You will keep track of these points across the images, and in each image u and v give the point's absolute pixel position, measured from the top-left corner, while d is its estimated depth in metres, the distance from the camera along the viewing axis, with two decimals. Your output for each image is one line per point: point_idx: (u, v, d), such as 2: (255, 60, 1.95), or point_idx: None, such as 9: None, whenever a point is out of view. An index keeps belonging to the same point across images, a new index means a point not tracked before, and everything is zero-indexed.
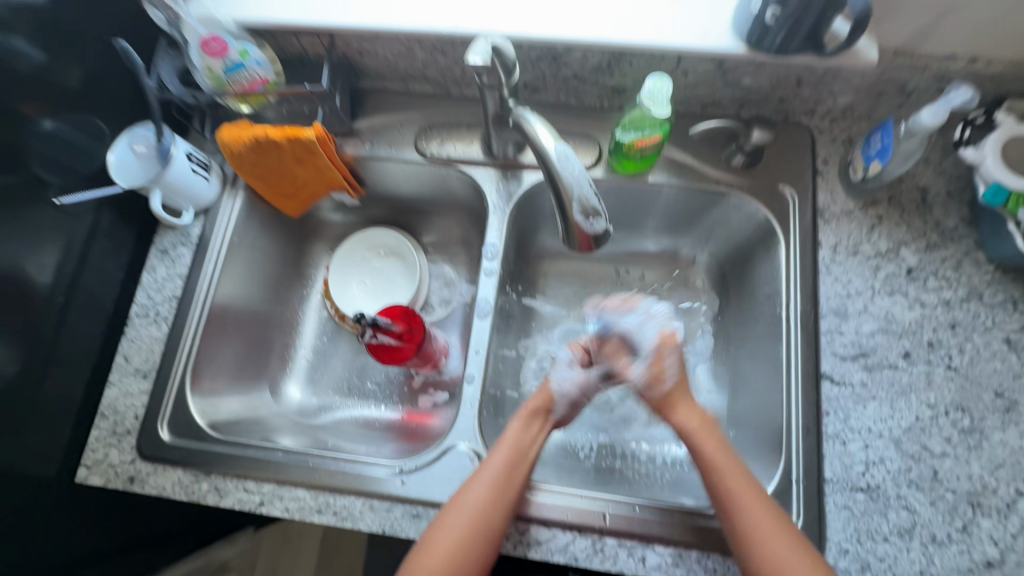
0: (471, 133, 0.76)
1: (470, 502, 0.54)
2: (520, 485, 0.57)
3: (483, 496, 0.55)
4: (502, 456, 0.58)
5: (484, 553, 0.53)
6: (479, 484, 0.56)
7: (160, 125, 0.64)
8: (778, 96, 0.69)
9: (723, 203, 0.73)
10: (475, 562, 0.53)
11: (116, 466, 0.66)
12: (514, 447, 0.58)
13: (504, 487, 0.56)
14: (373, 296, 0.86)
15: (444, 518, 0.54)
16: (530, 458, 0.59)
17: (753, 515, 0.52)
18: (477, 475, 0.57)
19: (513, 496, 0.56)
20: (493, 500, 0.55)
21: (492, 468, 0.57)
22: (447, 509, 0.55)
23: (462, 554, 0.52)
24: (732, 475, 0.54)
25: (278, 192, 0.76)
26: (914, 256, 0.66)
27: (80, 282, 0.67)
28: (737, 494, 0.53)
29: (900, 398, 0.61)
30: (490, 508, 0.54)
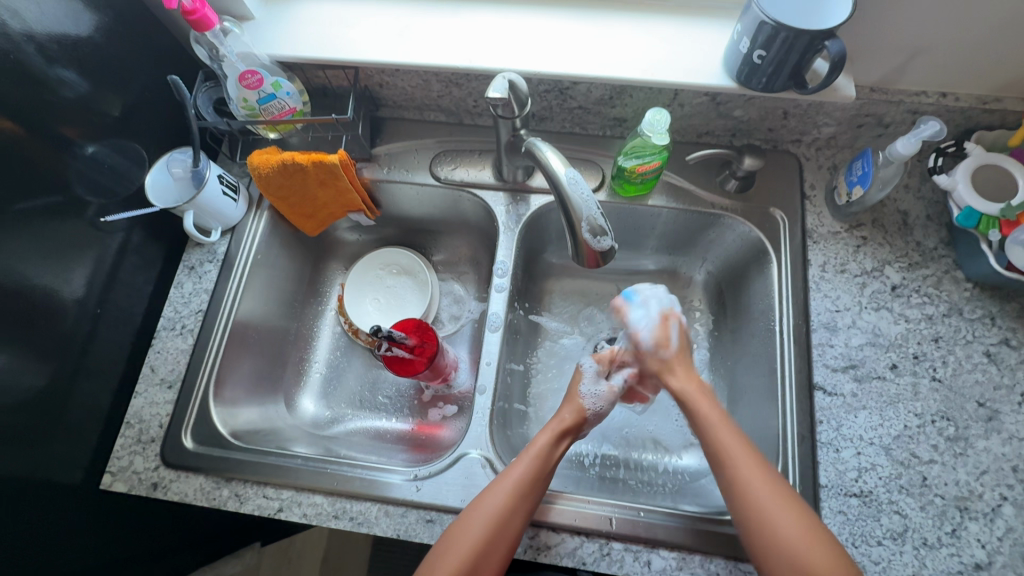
0: (482, 158, 0.81)
1: (493, 509, 0.57)
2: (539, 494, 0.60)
3: (505, 503, 0.57)
4: (527, 462, 0.60)
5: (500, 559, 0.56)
6: (502, 489, 0.58)
7: (197, 150, 0.69)
8: (766, 126, 0.75)
9: (718, 224, 0.78)
10: (492, 566, 0.55)
11: (140, 473, 0.68)
12: (540, 458, 0.61)
13: (525, 495, 0.58)
14: (386, 312, 0.90)
15: (466, 522, 0.57)
16: (552, 466, 0.62)
17: (778, 506, 0.52)
18: (500, 481, 0.59)
19: (532, 504, 0.59)
20: (514, 506, 0.58)
21: (516, 476, 0.59)
22: (468, 512, 0.58)
23: (478, 557, 0.55)
24: (751, 465, 0.55)
25: (300, 212, 0.81)
26: (897, 274, 0.70)
27: (112, 296, 0.71)
28: (757, 483, 0.54)
29: (889, 407, 0.65)
30: (509, 515, 0.57)
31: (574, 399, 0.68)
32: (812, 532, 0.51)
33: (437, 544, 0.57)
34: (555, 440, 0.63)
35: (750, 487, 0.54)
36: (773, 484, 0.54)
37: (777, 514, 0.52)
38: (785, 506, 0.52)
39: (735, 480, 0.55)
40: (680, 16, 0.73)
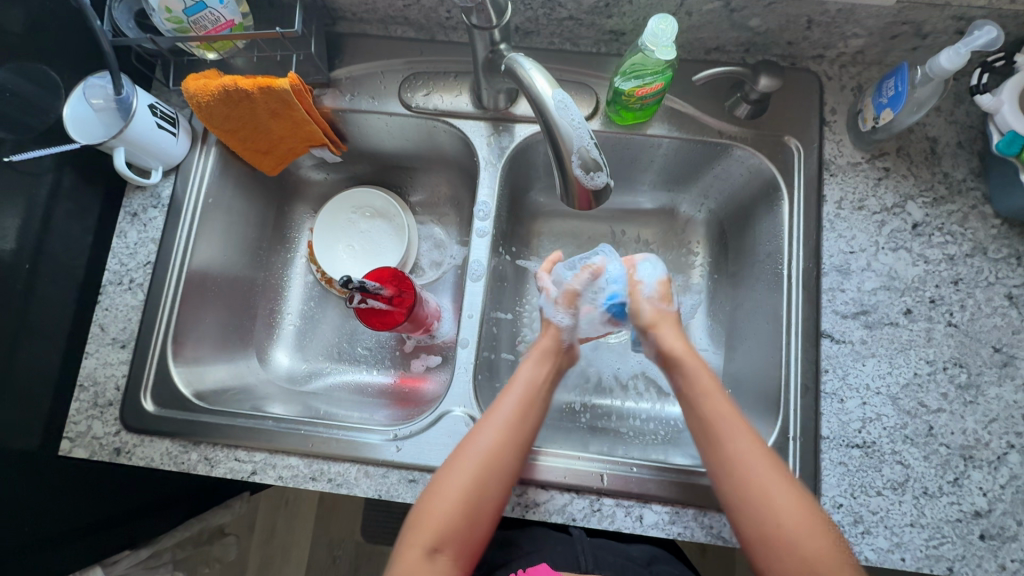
0: (458, 82, 0.71)
1: (487, 442, 0.55)
2: (531, 427, 0.58)
3: (499, 436, 0.56)
4: (515, 397, 0.59)
5: (499, 494, 0.54)
6: (494, 422, 0.57)
7: (117, 75, 0.58)
8: (786, 38, 0.65)
9: (725, 156, 0.70)
10: (492, 500, 0.54)
11: (100, 438, 0.64)
12: (525, 388, 0.60)
13: (516, 429, 0.57)
14: (361, 259, 0.83)
15: (461, 454, 0.55)
16: (543, 398, 0.60)
17: (772, 489, 0.51)
18: (492, 415, 0.57)
19: (527, 437, 0.57)
20: (509, 439, 0.56)
21: (505, 410, 0.58)
22: (458, 450, 0.56)
23: (474, 493, 0.53)
24: (747, 444, 0.53)
25: (254, 148, 0.72)
26: (920, 210, 0.64)
27: (46, 248, 0.63)
28: (752, 461, 0.52)
29: (899, 355, 0.61)
30: (504, 448, 0.55)
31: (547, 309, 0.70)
32: (807, 516, 0.50)
33: (434, 477, 0.55)
34: (539, 372, 0.62)
35: (744, 467, 0.52)
36: (766, 462, 0.52)
37: (773, 496, 0.51)
38: (780, 484, 0.51)
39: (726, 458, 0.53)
40: None
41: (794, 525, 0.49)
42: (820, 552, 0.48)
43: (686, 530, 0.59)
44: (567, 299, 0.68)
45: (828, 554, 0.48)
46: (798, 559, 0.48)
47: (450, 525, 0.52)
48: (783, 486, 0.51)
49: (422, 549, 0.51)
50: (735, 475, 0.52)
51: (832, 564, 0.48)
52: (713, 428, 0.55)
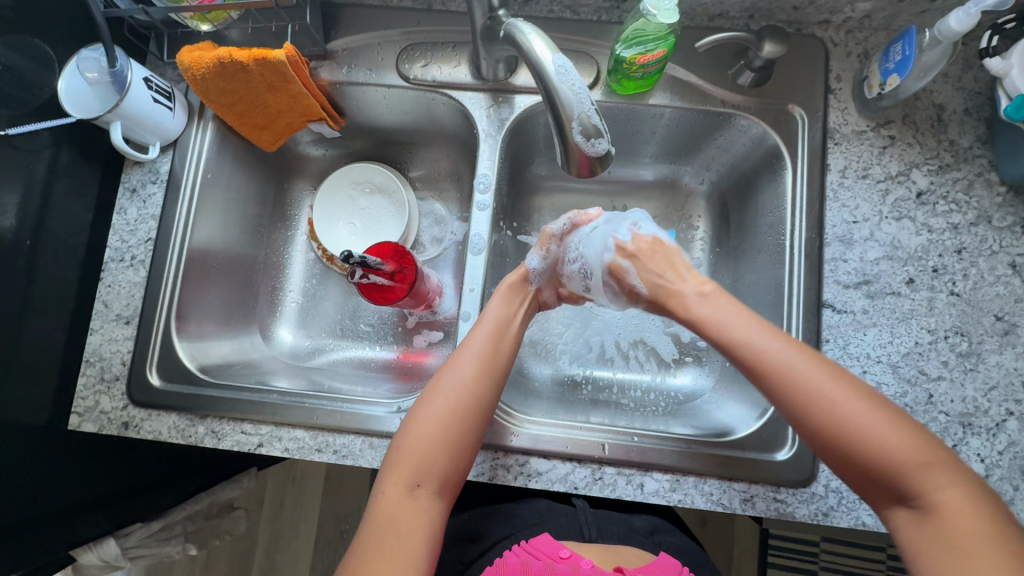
0: (457, 52, 0.69)
1: (461, 377, 0.55)
2: (504, 362, 0.57)
3: (472, 368, 0.55)
4: (485, 330, 0.58)
5: (478, 426, 0.54)
6: (466, 358, 0.56)
7: (111, 47, 0.57)
8: (791, 3, 0.64)
9: (728, 126, 0.69)
10: (469, 433, 0.53)
11: (109, 412, 0.65)
12: (495, 324, 0.59)
13: (488, 363, 0.56)
14: (361, 236, 0.83)
15: (433, 391, 0.54)
16: (515, 331, 0.60)
17: (838, 401, 0.46)
18: (462, 350, 0.57)
19: (499, 372, 0.57)
20: (482, 373, 0.55)
21: (476, 345, 0.57)
22: (431, 387, 0.55)
23: (449, 428, 0.52)
24: (798, 358, 0.48)
25: (251, 123, 0.71)
26: (924, 178, 0.63)
27: (47, 225, 0.63)
28: (806, 373, 0.47)
29: (900, 324, 0.61)
30: (476, 382, 0.55)
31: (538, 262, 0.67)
32: (883, 418, 0.45)
33: (408, 414, 0.55)
34: (510, 308, 0.61)
35: (802, 382, 0.47)
36: (823, 370, 0.47)
37: (838, 405, 0.45)
38: (845, 390, 0.46)
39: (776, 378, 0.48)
40: None
41: (872, 430, 0.44)
42: (907, 452, 0.44)
43: (687, 497, 0.60)
44: (545, 241, 0.66)
45: (917, 451, 0.44)
46: (880, 464, 0.44)
47: (429, 458, 0.51)
48: (851, 393, 0.46)
49: (403, 486, 0.50)
50: (791, 391, 0.47)
51: (921, 460, 0.43)
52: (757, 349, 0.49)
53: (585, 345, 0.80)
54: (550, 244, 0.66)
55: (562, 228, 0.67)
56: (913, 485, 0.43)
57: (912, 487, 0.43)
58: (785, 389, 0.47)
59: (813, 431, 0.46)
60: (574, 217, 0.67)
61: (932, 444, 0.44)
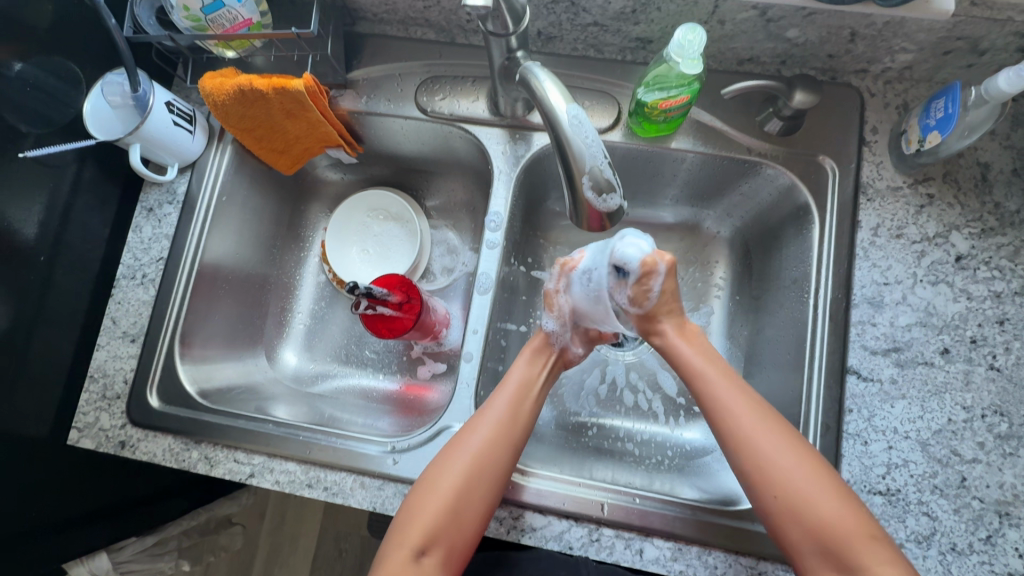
0: (477, 87, 0.68)
1: (478, 439, 0.53)
2: (524, 427, 0.56)
3: (494, 432, 0.54)
4: (507, 396, 0.57)
5: (495, 493, 0.52)
6: (485, 421, 0.55)
7: (134, 72, 0.58)
8: (826, 51, 0.60)
9: (754, 174, 0.66)
10: (486, 498, 0.52)
11: (107, 430, 0.64)
12: (519, 386, 0.58)
13: (509, 429, 0.55)
14: (372, 263, 0.82)
15: (451, 454, 0.53)
16: (537, 397, 0.58)
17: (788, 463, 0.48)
18: (485, 411, 0.56)
19: (519, 439, 0.55)
20: (500, 439, 0.54)
21: (497, 407, 0.56)
22: (449, 451, 0.54)
23: (462, 499, 0.51)
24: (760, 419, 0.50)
25: (269, 148, 0.71)
26: (965, 242, 0.59)
27: (64, 240, 0.64)
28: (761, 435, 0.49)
29: (932, 398, 0.56)
30: (494, 447, 0.53)
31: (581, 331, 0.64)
32: (823, 484, 0.47)
33: (421, 479, 0.53)
34: (534, 373, 0.60)
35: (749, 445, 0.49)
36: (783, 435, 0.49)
37: (783, 465, 0.48)
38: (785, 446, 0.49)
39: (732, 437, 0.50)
40: None
41: (809, 493, 0.47)
42: (846, 523, 0.46)
43: (689, 569, 0.56)
44: (550, 303, 0.61)
45: (853, 519, 0.46)
46: (820, 524, 0.46)
47: (438, 525, 0.50)
48: (802, 462, 0.48)
49: (409, 551, 0.49)
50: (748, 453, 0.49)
51: (858, 528, 0.45)
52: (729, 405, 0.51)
53: (592, 388, 0.78)
54: (557, 302, 0.61)
55: (558, 285, 0.62)
56: (849, 552, 0.45)
57: (845, 553, 0.45)
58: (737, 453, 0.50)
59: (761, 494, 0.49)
60: (562, 266, 0.61)
61: (866, 517, 0.46)
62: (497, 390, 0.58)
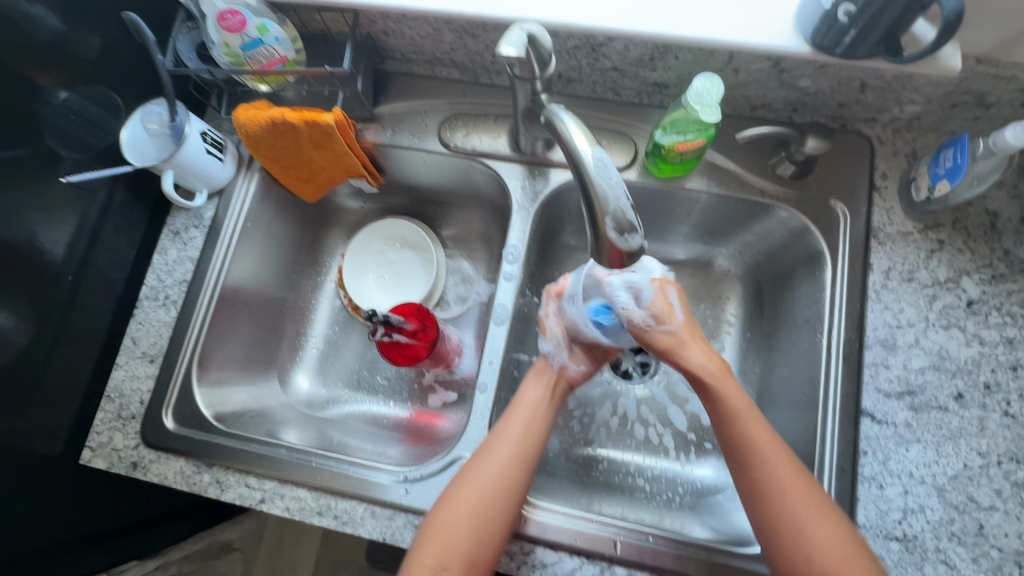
0: (498, 125, 0.71)
1: (495, 457, 0.54)
2: (538, 447, 0.57)
3: (508, 454, 0.55)
4: (521, 417, 0.58)
5: (508, 512, 0.52)
6: (501, 441, 0.56)
7: (173, 103, 0.61)
8: (837, 100, 0.63)
9: (766, 215, 0.67)
10: (502, 520, 0.52)
11: (120, 451, 0.65)
12: (531, 406, 0.60)
13: (525, 448, 0.56)
14: (387, 289, 0.83)
15: (468, 473, 0.54)
16: (547, 416, 0.60)
17: (822, 531, 0.49)
18: (498, 433, 0.57)
19: (534, 457, 0.56)
20: (516, 458, 0.55)
21: (513, 426, 0.58)
22: (465, 471, 0.55)
23: (481, 518, 0.51)
24: (798, 483, 0.51)
25: (295, 176, 0.73)
26: (976, 287, 0.60)
27: (90, 260, 0.66)
28: (789, 492, 0.50)
29: (947, 443, 0.56)
30: (511, 466, 0.54)
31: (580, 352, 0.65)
32: (847, 549, 0.48)
33: (438, 500, 0.54)
34: (545, 394, 0.62)
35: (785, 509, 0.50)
36: (812, 495, 0.50)
37: (808, 526, 0.49)
38: (821, 516, 0.49)
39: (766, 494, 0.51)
40: None
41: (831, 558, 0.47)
42: None
43: None
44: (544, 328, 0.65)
45: None
46: None
47: (457, 544, 0.50)
48: (829, 524, 0.49)
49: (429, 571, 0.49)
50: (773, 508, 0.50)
51: None
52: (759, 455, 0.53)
53: (602, 422, 0.78)
54: (549, 326, 0.65)
55: (553, 310, 0.66)
56: None
57: None
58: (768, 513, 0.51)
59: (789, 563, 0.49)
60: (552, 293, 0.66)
61: None
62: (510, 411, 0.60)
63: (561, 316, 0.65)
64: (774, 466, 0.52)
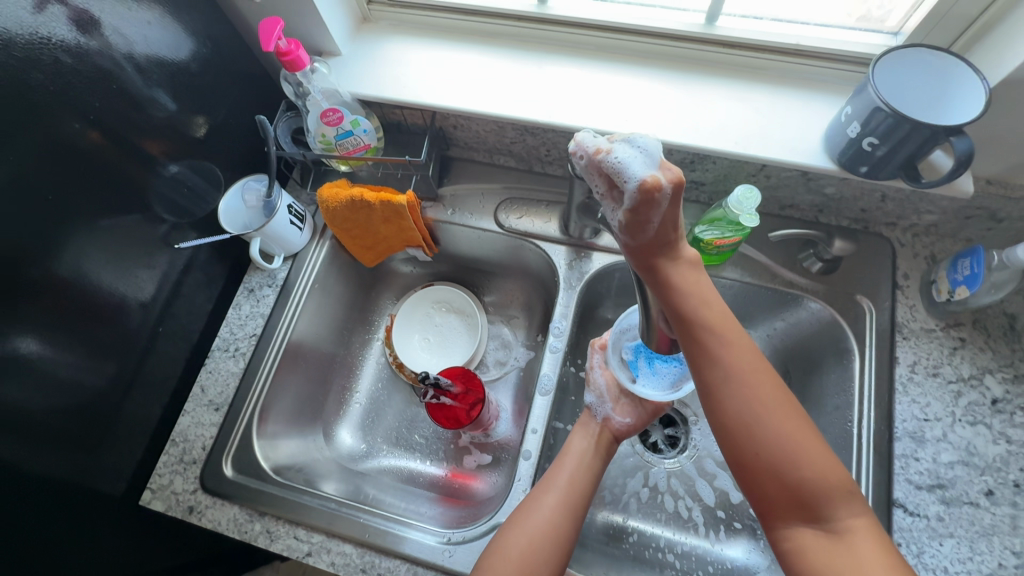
0: (548, 209, 0.79)
1: (545, 507, 0.58)
2: (585, 496, 0.60)
3: (558, 504, 0.58)
4: (568, 466, 0.62)
5: (557, 559, 0.55)
6: (551, 489, 0.60)
7: (271, 182, 0.70)
8: (859, 205, 0.69)
9: (794, 304, 0.72)
10: (549, 567, 0.54)
11: (179, 494, 0.69)
12: (578, 455, 0.64)
13: (572, 495, 0.60)
14: (431, 350, 0.89)
15: (519, 520, 0.57)
16: (594, 465, 0.64)
17: (795, 434, 0.45)
18: (546, 485, 0.61)
19: (581, 505, 0.59)
20: (565, 506, 0.58)
21: (562, 476, 0.61)
22: (515, 517, 0.58)
23: (531, 564, 0.54)
24: (769, 398, 0.45)
25: (361, 245, 0.81)
26: (999, 385, 0.63)
27: (173, 311, 0.72)
28: (768, 449, 0.44)
29: (980, 540, 0.57)
30: (560, 513, 0.57)
31: (622, 401, 0.69)
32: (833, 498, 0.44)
33: (488, 547, 0.57)
34: (591, 445, 0.66)
35: (755, 428, 0.44)
36: (793, 434, 0.44)
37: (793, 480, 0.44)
38: (807, 469, 0.44)
39: (731, 419, 0.45)
40: (780, 79, 0.67)
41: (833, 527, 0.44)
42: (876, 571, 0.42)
43: None
44: (588, 378, 0.71)
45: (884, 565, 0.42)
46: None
47: None
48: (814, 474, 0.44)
49: None
50: (752, 465, 0.45)
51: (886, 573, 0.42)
52: (740, 403, 0.45)
53: (633, 493, 0.79)
54: (594, 378, 0.71)
55: (599, 362, 0.71)
56: None
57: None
58: (735, 425, 0.45)
59: (761, 503, 0.46)
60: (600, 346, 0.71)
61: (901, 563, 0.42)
62: (558, 460, 0.64)
63: (606, 370, 0.71)
64: (743, 385, 0.45)
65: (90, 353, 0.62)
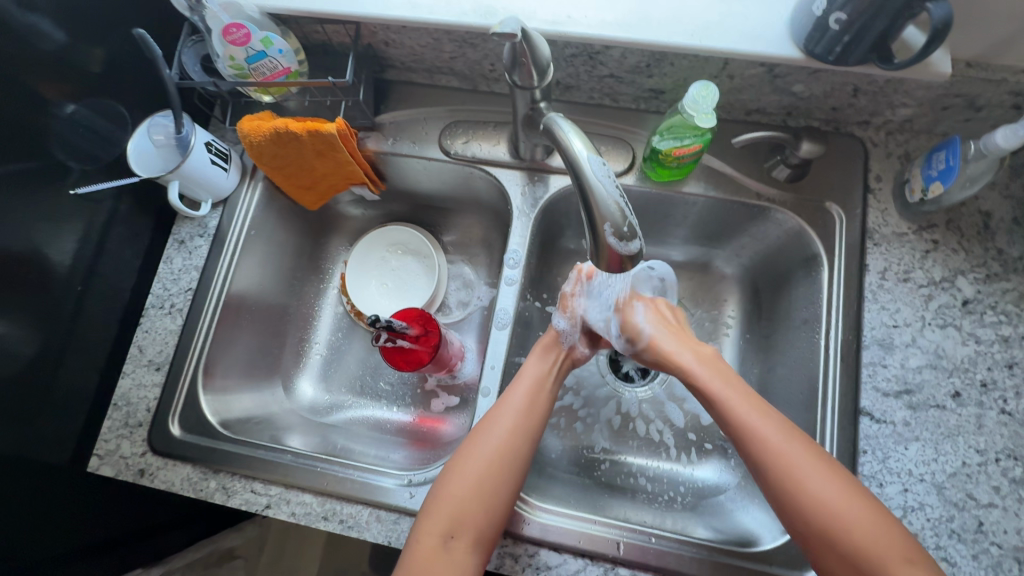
0: (497, 131, 0.72)
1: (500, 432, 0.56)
2: (540, 416, 0.59)
3: (506, 431, 0.56)
4: (523, 389, 0.60)
5: (514, 481, 0.55)
6: (505, 412, 0.58)
7: (179, 115, 0.62)
8: (830, 104, 0.64)
9: (763, 217, 0.68)
10: (505, 492, 0.54)
11: (128, 458, 0.65)
12: (533, 379, 0.61)
13: (527, 417, 0.58)
14: (390, 296, 0.85)
15: (473, 446, 0.56)
16: (548, 388, 0.62)
17: (808, 456, 0.51)
18: (500, 407, 0.59)
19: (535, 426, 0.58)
20: (519, 432, 0.57)
21: (516, 401, 0.59)
22: (468, 444, 0.56)
23: (490, 490, 0.53)
24: (788, 434, 0.52)
25: (297, 184, 0.75)
26: (971, 286, 0.61)
27: (98, 270, 0.67)
28: (790, 462, 0.51)
29: (945, 441, 0.57)
30: (513, 437, 0.56)
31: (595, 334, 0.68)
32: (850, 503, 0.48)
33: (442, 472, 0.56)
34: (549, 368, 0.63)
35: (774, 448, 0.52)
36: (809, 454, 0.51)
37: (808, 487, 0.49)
38: (823, 476, 0.50)
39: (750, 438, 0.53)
40: None
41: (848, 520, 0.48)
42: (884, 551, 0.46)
43: None
44: (563, 304, 0.67)
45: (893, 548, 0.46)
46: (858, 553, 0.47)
47: (465, 510, 0.52)
48: (833, 480, 0.50)
49: (438, 535, 0.51)
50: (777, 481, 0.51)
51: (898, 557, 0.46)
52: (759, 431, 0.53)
53: (603, 423, 0.78)
54: (570, 304, 0.67)
55: (577, 290, 0.67)
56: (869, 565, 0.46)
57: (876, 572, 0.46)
58: (770, 456, 0.52)
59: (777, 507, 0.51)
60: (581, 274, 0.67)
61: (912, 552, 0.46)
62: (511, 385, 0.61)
63: (585, 299, 0.67)
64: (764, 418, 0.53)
65: (4, 319, 0.57)
